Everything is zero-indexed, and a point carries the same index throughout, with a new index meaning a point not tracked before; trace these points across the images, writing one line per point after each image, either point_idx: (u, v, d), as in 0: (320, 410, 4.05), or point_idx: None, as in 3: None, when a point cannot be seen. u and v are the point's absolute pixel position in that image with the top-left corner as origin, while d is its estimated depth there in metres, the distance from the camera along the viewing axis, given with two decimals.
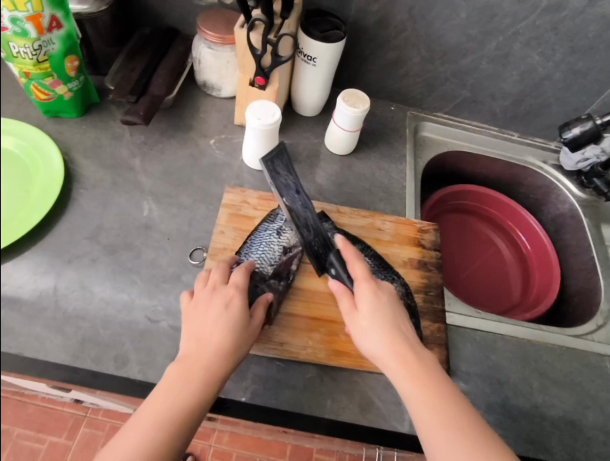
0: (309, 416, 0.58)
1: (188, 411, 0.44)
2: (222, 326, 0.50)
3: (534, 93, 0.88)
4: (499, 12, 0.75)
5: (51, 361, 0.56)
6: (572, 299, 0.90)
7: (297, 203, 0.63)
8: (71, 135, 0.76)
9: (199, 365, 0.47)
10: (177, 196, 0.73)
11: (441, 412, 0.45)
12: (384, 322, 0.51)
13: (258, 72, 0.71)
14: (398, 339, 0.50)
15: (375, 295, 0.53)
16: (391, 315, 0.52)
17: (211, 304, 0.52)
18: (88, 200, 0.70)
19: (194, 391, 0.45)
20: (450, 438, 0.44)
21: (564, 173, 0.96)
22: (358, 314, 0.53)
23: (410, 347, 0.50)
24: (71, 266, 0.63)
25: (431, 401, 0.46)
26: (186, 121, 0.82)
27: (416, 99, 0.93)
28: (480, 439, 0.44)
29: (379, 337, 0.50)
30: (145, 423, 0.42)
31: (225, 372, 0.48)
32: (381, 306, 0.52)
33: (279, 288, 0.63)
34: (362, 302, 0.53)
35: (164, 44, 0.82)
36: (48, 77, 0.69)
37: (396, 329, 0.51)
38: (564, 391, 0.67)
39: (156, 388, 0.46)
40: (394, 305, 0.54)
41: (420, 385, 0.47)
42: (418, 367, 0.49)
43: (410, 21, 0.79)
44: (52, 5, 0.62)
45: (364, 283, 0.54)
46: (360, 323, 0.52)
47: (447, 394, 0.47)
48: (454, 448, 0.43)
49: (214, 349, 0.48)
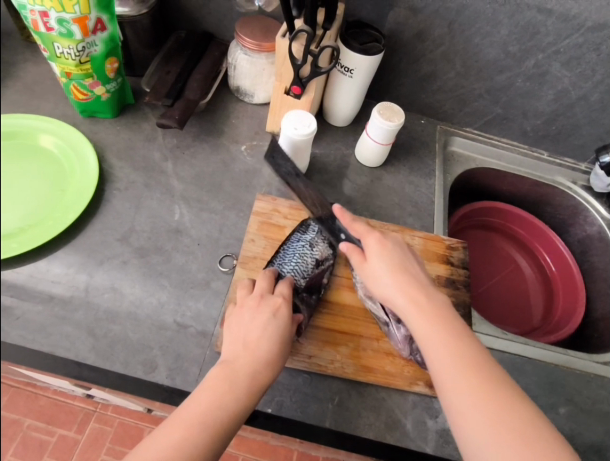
0: (336, 431, 0.57)
1: (232, 417, 0.45)
2: (269, 336, 0.51)
3: (569, 113, 0.86)
4: (541, 30, 0.75)
5: (81, 362, 0.56)
6: (598, 324, 0.88)
7: (301, 185, 0.68)
8: (105, 135, 0.77)
9: (245, 372, 0.48)
10: (207, 201, 0.73)
11: (451, 348, 0.48)
12: (393, 268, 0.53)
13: (295, 81, 0.72)
14: (405, 282, 0.52)
15: (382, 244, 0.55)
16: (399, 262, 0.54)
17: (259, 314, 0.52)
18: (121, 202, 0.70)
19: (238, 397, 0.46)
20: (460, 374, 0.46)
21: (594, 195, 0.94)
22: (368, 264, 0.55)
23: (418, 288, 0.52)
24: (103, 268, 0.64)
25: (441, 340, 0.48)
26: (218, 126, 0.82)
27: (447, 113, 0.92)
28: (484, 371, 0.47)
29: (390, 283, 0.53)
30: (189, 421, 0.43)
31: (268, 382, 0.49)
32: (388, 253, 0.55)
33: (311, 302, 0.63)
34: (371, 253, 0.55)
35: (201, 48, 0.83)
36: (88, 78, 0.69)
37: (404, 273, 0.53)
38: (592, 419, 0.65)
39: (197, 389, 0.46)
40: (401, 253, 0.56)
41: (429, 324, 0.50)
42: (427, 307, 0.51)
43: (448, 35, 0.78)
44: (98, 7, 0.63)
45: (371, 235, 0.56)
46: (370, 273, 0.54)
47: (456, 330, 0.49)
48: (463, 383, 0.46)
49: (261, 358, 0.49)
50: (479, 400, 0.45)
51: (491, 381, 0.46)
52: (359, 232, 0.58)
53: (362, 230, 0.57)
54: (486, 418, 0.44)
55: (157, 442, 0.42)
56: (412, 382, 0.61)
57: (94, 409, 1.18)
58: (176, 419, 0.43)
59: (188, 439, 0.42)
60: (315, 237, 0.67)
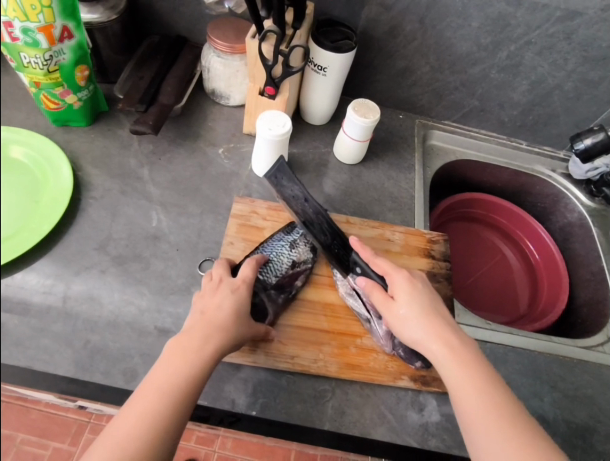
0: (320, 430, 0.57)
1: (189, 382, 0.47)
2: (225, 306, 0.54)
3: (544, 103, 0.87)
4: (512, 22, 0.75)
5: (61, 374, 0.56)
6: (581, 309, 0.89)
7: (308, 210, 0.65)
8: (79, 144, 0.76)
9: (200, 338, 0.50)
10: (186, 205, 0.73)
11: (480, 389, 0.49)
12: (422, 308, 0.56)
13: (269, 82, 0.71)
14: (435, 322, 0.55)
15: (410, 283, 0.58)
16: (426, 301, 0.57)
17: (217, 290, 0.56)
18: (97, 211, 0.70)
19: (195, 362, 0.48)
20: (490, 415, 0.47)
21: (573, 182, 0.95)
22: (395, 301, 0.57)
23: (448, 328, 0.55)
24: (80, 278, 0.63)
25: (472, 380, 0.50)
26: (194, 130, 0.82)
27: (424, 107, 0.93)
28: (512, 412, 0.48)
29: (418, 320, 0.55)
30: (150, 393, 0.45)
31: (225, 347, 0.51)
32: (416, 293, 0.57)
33: (278, 301, 0.62)
34: (399, 291, 0.57)
35: (174, 52, 0.82)
36: (58, 87, 0.69)
37: (433, 313, 0.56)
38: (575, 405, 0.66)
39: (156, 364, 0.48)
40: (428, 292, 0.58)
41: (460, 364, 0.51)
42: (456, 346, 0.53)
43: (420, 30, 0.79)
44: (64, 15, 0.62)
45: (399, 273, 0.59)
46: (398, 311, 0.56)
47: (485, 372, 0.51)
48: (495, 423, 0.47)
49: (215, 324, 0.52)
50: (504, 439, 0.46)
51: (520, 425, 0.47)
52: (385, 270, 0.60)
53: (388, 267, 0.60)
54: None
55: (121, 417, 0.43)
56: (395, 377, 0.61)
57: (88, 419, 1.14)
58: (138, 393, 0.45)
59: (149, 408, 0.44)
60: (298, 239, 0.67)
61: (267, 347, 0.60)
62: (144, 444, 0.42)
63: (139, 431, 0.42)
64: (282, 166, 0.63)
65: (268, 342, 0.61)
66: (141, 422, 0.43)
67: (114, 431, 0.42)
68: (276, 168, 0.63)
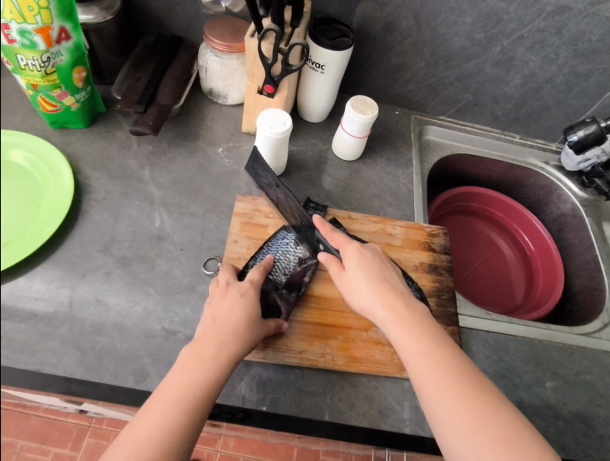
0: (330, 423, 0.58)
1: (205, 390, 0.47)
2: (237, 311, 0.54)
3: (537, 96, 0.89)
4: (504, 17, 0.76)
5: (70, 377, 0.56)
6: (576, 297, 0.92)
7: (281, 197, 0.67)
8: (78, 146, 0.75)
9: (213, 346, 0.51)
10: (188, 205, 0.73)
11: (431, 352, 0.49)
12: (371, 277, 0.56)
13: (268, 80, 0.72)
14: (383, 290, 0.55)
15: (360, 255, 0.58)
16: (376, 271, 0.57)
17: (227, 296, 0.56)
18: (99, 212, 0.69)
19: (209, 371, 0.49)
20: (438, 374, 0.47)
21: (566, 174, 0.97)
22: (347, 274, 0.57)
23: (396, 295, 0.55)
24: (86, 280, 0.63)
25: (422, 343, 0.50)
26: (193, 130, 0.82)
27: (419, 103, 0.94)
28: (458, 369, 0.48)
29: (368, 290, 0.55)
30: (165, 400, 0.45)
31: (238, 354, 0.52)
32: (367, 263, 0.57)
33: (290, 299, 0.63)
34: (349, 263, 0.58)
35: (170, 52, 0.82)
36: (55, 89, 0.68)
37: (382, 282, 0.56)
38: (575, 389, 0.68)
39: (171, 371, 0.49)
40: (380, 263, 0.59)
41: (409, 328, 0.51)
42: (405, 312, 0.53)
43: (415, 26, 0.80)
44: (61, 16, 0.62)
45: (349, 246, 0.59)
46: (349, 281, 0.57)
47: (435, 336, 0.51)
48: (443, 382, 0.47)
49: (228, 330, 0.52)
50: (454, 397, 0.46)
51: (473, 385, 0.47)
52: (338, 244, 0.60)
53: (341, 241, 0.60)
54: (467, 422, 0.44)
55: (136, 423, 0.44)
56: (402, 368, 0.62)
57: (88, 424, 1.15)
58: (153, 400, 0.45)
59: (165, 415, 0.44)
60: (302, 235, 0.68)
61: (276, 344, 0.61)
62: (160, 451, 0.42)
63: (155, 437, 0.43)
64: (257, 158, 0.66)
65: (276, 338, 0.61)
66: (156, 430, 0.43)
67: (129, 437, 0.43)
68: (252, 161, 0.67)
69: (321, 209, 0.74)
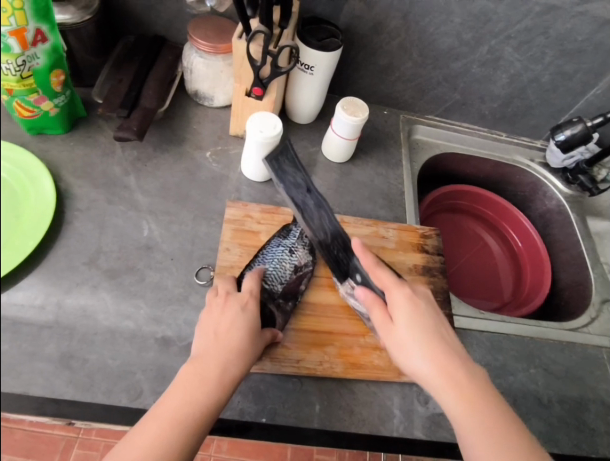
0: (331, 431, 0.57)
1: (205, 412, 0.46)
2: (239, 327, 0.53)
3: (522, 96, 0.90)
4: (493, 17, 0.77)
5: (60, 398, 0.53)
6: (563, 293, 0.94)
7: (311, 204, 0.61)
8: (58, 153, 0.72)
9: (216, 366, 0.49)
10: (177, 213, 0.71)
11: (486, 424, 0.47)
12: (424, 333, 0.52)
13: (256, 82, 0.70)
14: (440, 352, 0.51)
15: (412, 304, 0.54)
16: (430, 327, 0.53)
17: (227, 308, 0.54)
18: (84, 223, 0.67)
19: (210, 391, 0.48)
20: (489, 441, 0.46)
21: (551, 171, 0.99)
22: (395, 326, 0.53)
23: (453, 354, 0.51)
24: (72, 295, 0.60)
25: (477, 412, 0.48)
26: (179, 134, 0.79)
27: (407, 103, 0.94)
28: (511, 438, 0.47)
29: (421, 348, 0.51)
30: (163, 419, 0.45)
31: (240, 372, 0.51)
32: (419, 317, 0.53)
33: (287, 309, 0.62)
34: (399, 315, 0.53)
35: (152, 52, 0.79)
36: (33, 94, 0.64)
37: (438, 337, 0.52)
38: (567, 384, 0.70)
39: (169, 388, 0.48)
40: (433, 313, 0.55)
41: (461, 393, 0.48)
42: (462, 376, 0.50)
43: (404, 26, 0.79)
44: (36, 17, 0.59)
45: (398, 290, 0.56)
46: (397, 334, 0.53)
47: (492, 405, 0.48)
48: (493, 449, 0.46)
49: (230, 349, 0.51)
50: None
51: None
52: (384, 285, 0.57)
53: (389, 284, 0.56)
54: None
55: (131, 439, 0.43)
56: (400, 372, 0.62)
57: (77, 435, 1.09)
58: (150, 417, 0.45)
59: (162, 435, 0.44)
60: (296, 243, 0.67)
61: (273, 354, 0.60)
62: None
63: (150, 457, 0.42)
64: (286, 150, 0.60)
65: (273, 348, 0.60)
66: (152, 450, 0.43)
67: (123, 453, 0.42)
68: (280, 150, 0.58)
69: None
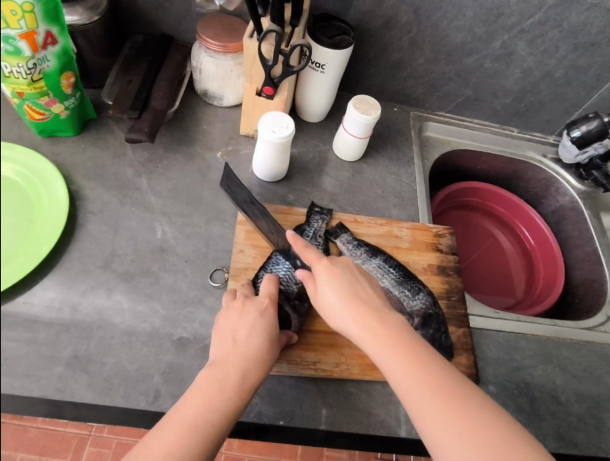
0: (349, 433, 0.57)
1: (223, 418, 0.46)
2: (257, 334, 0.52)
3: (535, 90, 0.88)
4: (506, 11, 0.75)
5: (79, 402, 0.53)
6: (578, 290, 0.93)
7: (256, 212, 0.67)
8: (69, 155, 0.72)
9: (234, 372, 0.49)
10: (189, 214, 0.71)
11: (418, 371, 0.48)
12: (346, 298, 0.53)
13: (267, 81, 0.69)
14: (360, 311, 0.53)
15: (334, 275, 0.55)
16: (352, 296, 0.54)
17: (246, 313, 0.54)
18: (97, 225, 0.66)
19: (230, 397, 0.47)
20: (428, 393, 0.47)
21: (564, 166, 0.98)
22: (321, 295, 0.55)
23: (375, 312, 0.53)
24: (87, 299, 0.60)
25: (408, 362, 0.48)
26: (189, 134, 0.79)
27: (418, 99, 0.92)
28: (444, 379, 0.48)
29: (346, 312, 0.53)
30: (184, 422, 0.44)
31: (258, 381, 0.50)
32: (341, 285, 0.54)
33: (303, 310, 0.62)
34: (323, 285, 0.55)
35: (161, 52, 0.78)
36: (43, 97, 0.64)
37: (357, 299, 0.54)
38: (585, 384, 0.69)
39: (187, 392, 0.48)
40: (355, 281, 0.56)
41: (388, 344, 0.50)
42: (385, 330, 0.51)
43: (415, 22, 0.78)
44: (46, 20, 0.58)
45: (319, 265, 0.56)
46: (325, 302, 0.54)
47: (417, 349, 0.50)
48: (428, 393, 0.47)
49: (249, 356, 0.51)
50: (440, 410, 0.46)
51: (461, 399, 0.46)
52: (310, 263, 0.57)
53: (312, 259, 0.57)
54: (453, 431, 0.45)
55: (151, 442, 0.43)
56: None
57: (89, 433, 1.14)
58: (167, 420, 0.45)
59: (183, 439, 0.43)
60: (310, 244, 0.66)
61: (290, 356, 0.60)
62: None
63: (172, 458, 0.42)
64: (229, 173, 0.67)
65: (290, 350, 0.60)
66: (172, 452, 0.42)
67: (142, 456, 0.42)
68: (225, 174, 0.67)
69: (326, 213, 0.72)
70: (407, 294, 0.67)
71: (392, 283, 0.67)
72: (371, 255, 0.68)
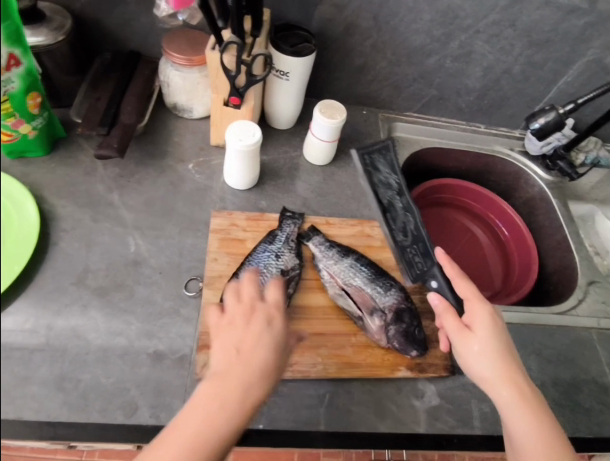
0: (329, 431, 0.58)
1: (224, 439, 0.44)
2: (263, 346, 0.48)
3: (497, 87, 0.91)
4: (460, 13, 0.78)
5: (55, 420, 0.53)
6: (552, 277, 0.95)
7: (386, 174, 0.72)
8: (40, 175, 0.72)
9: (236, 392, 0.45)
10: (162, 226, 0.71)
11: (523, 393, 0.53)
12: (487, 339, 0.54)
13: (232, 91, 0.70)
14: (504, 346, 0.55)
15: (488, 314, 0.56)
16: (505, 338, 0.55)
17: (254, 321, 0.49)
18: (70, 242, 0.67)
19: (230, 417, 0.44)
20: (520, 412, 0.52)
21: (531, 159, 1.01)
22: (475, 336, 0.55)
23: (504, 343, 0.55)
24: (61, 316, 0.60)
25: (516, 387, 0.53)
26: (159, 148, 0.80)
27: (385, 101, 0.95)
28: (531, 398, 0.53)
29: (483, 352, 0.54)
30: (179, 444, 0.43)
31: (262, 396, 0.47)
32: (479, 318, 0.56)
33: None
34: (478, 325, 0.55)
35: (128, 69, 0.79)
36: (10, 118, 0.64)
37: (499, 332, 0.55)
38: (559, 368, 0.71)
39: (186, 408, 0.44)
40: (488, 313, 0.56)
41: (506, 369, 0.53)
42: (504, 361, 0.54)
43: (375, 27, 0.80)
44: (9, 42, 0.59)
45: (478, 302, 0.57)
46: (470, 342, 0.55)
47: (517, 372, 0.54)
48: (526, 412, 0.52)
49: (253, 372, 0.46)
50: (536, 426, 0.51)
51: (545, 414, 0.52)
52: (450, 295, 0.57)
53: (468, 294, 0.59)
54: (539, 445, 0.51)
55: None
56: (393, 367, 0.63)
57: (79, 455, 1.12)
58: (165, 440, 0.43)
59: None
60: (282, 248, 0.68)
61: None
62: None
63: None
64: (385, 147, 0.73)
65: None
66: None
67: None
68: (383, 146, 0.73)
69: (298, 217, 0.73)
70: (379, 290, 0.66)
71: (364, 281, 0.67)
72: (343, 255, 0.69)
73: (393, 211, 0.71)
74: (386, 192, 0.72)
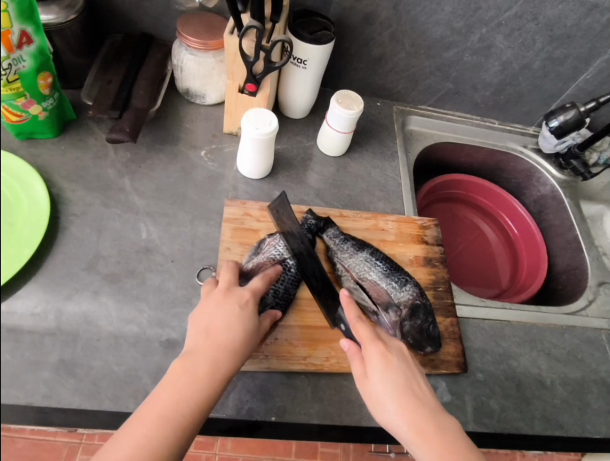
0: (341, 425, 0.58)
1: (196, 408, 0.46)
2: (231, 325, 0.52)
3: (514, 83, 0.90)
4: (483, 5, 0.76)
5: (67, 407, 0.53)
6: (560, 277, 0.95)
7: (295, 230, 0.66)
8: (50, 158, 0.70)
9: (207, 363, 0.49)
10: (174, 213, 0.70)
11: (422, 428, 0.48)
12: (381, 380, 0.50)
13: (249, 78, 0.69)
14: (397, 381, 0.50)
15: (384, 357, 0.52)
16: (401, 374, 0.51)
17: (224, 304, 0.53)
18: (80, 227, 0.66)
19: (204, 387, 0.48)
20: (426, 450, 0.47)
21: (544, 157, 1.00)
22: (369, 380, 0.51)
23: (398, 380, 0.51)
24: (72, 302, 0.59)
25: (413, 421, 0.48)
26: (172, 133, 0.78)
27: (400, 94, 0.93)
28: (434, 429, 0.48)
29: (382, 394, 0.50)
30: (158, 417, 0.44)
31: (231, 371, 0.50)
32: (373, 362, 0.52)
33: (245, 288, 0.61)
34: (371, 368, 0.51)
35: (140, 50, 0.77)
36: (20, 98, 0.62)
37: (394, 370, 0.51)
38: (568, 368, 0.71)
39: (163, 381, 0.48)
40: (380, 351, 0.52)
41: (401, 406, 0.49)
42: (401, 396, 0.50)
43: (395, 16, 0.78)
44: (21, 19, 0.57)
45: (372, 347, 0.52)
46: (370, 387, 0.51)
47: (413, 408, 0.49)
48: (430, 448, 0.47)
49: (222, 347, 0.50)
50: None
51: (451, 443, 0.47)
52: (360, 338, 0.54)
53: (364, 338, 0.53)
54: None
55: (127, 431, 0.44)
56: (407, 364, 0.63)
57: (79, 440, 1.13)
58: (139, 414, 0.45)
59: (151, 430, 0.44)
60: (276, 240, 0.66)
61: (280, 351, 0.60)
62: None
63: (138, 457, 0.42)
64: (284, 202, 0.65)
65: (279, 346, 0.60)
66: (142, 447, 0.43)
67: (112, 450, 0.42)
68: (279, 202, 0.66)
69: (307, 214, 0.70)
70: (394, 285, 0.67)
71: (379, 275, 0.68)
72: (358, 248, 0.69)
73: (306, 263, 0.64)
74: (296, 245, 0.66)
